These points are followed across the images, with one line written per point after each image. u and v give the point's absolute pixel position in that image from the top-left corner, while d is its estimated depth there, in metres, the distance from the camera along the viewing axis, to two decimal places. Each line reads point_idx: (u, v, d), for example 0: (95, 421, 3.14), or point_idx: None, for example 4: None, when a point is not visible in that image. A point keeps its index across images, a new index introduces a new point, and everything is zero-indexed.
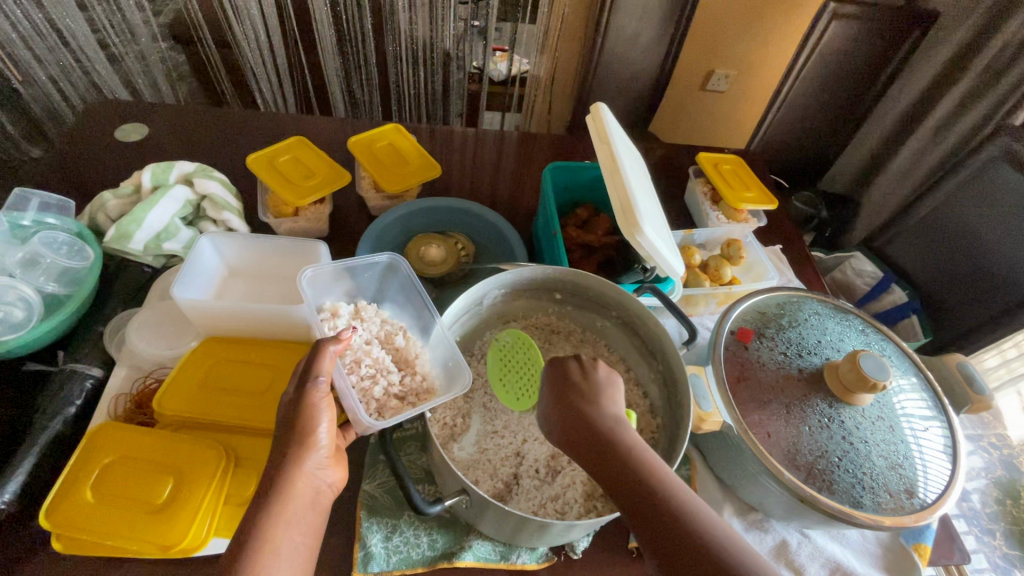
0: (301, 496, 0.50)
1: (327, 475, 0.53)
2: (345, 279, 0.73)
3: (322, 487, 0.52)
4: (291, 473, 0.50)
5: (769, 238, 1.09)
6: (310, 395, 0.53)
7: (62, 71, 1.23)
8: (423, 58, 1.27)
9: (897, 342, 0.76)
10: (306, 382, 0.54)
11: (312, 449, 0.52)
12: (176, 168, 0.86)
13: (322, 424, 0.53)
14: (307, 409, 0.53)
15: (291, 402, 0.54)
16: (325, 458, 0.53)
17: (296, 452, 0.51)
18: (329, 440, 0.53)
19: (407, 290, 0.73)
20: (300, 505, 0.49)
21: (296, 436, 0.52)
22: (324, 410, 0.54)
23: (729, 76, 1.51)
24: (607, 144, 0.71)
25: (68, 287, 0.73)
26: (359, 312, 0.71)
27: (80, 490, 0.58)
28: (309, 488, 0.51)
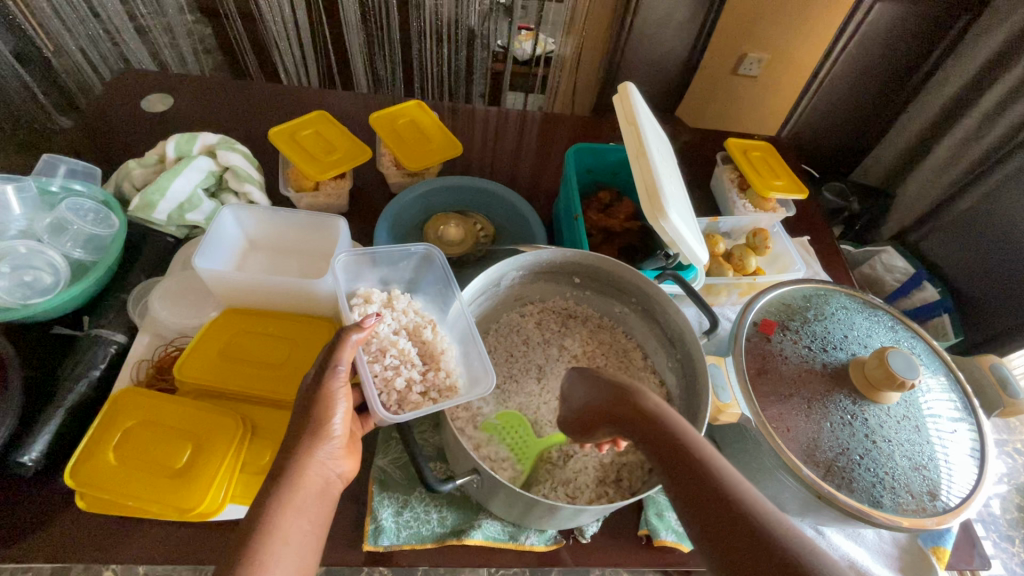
0: (311, 486, 0.50)
1: (339, 465, 0.53)
2: (381, 265, 0.72)
3: (333, 477, 0.53)
4: (300, 462, 0.50)
5: (796, 228, 1.06)
6: (328, 385, 0.54)
7: (91, 41, 1.24)
8: (447, 34, 1.25)
9: (927, 340, 0.73)
10: (325, 370, 0.54)
11: (324, 439, 0.52)
12: (200, 139, 0.86)
13: (337, 413, 0.53)
14: (324, 399, 0.53)
15: (307, 389, 0.54)
16: (336, 449, 0.53)
17: (308, 444, 0.51)
18: (342, 429, 0.54)
19: (442, 282, 0.72)
20: (309, 493, 0.50)
21: (310, 428, 0.52)
22: (340, 399, 0.54)
23: (762, 60, 1.42)
24: (634, 126, 0.69)
25: (94, 254, 0.75)
26: (392, 300, 0.69)
27: (104, 451, 0.60)
28: (319, 477, 0.51)
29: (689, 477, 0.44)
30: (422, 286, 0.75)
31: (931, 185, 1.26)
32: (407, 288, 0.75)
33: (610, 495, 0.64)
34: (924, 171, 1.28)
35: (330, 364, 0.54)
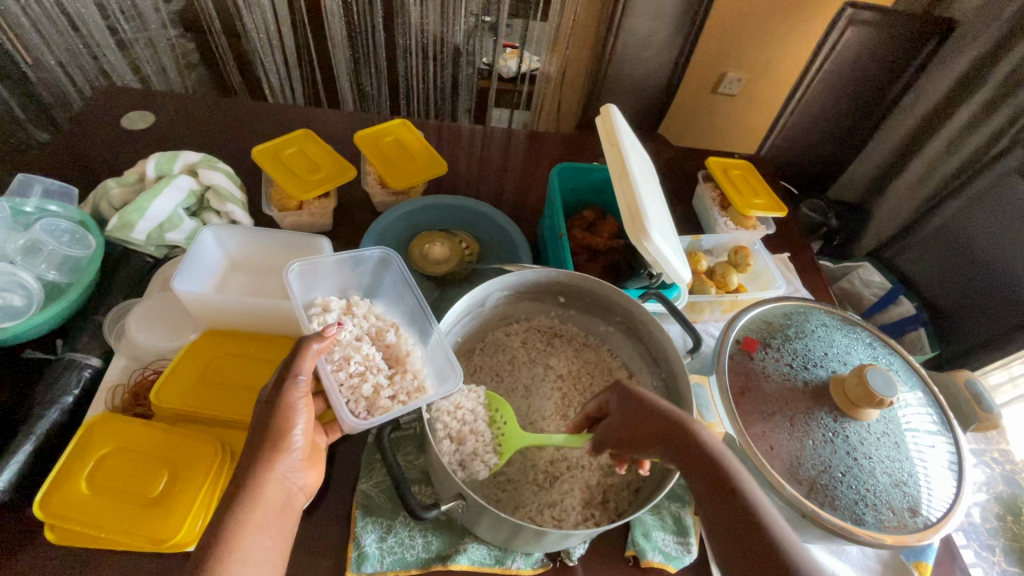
0: (271, 500, 0.49)
1: (299, 478, 0.52)
2: (338, 272, 0.71)
3: (293, 490, 0.52)
4: (259, 478, 0.49)
5: (776, 246, 1.08)
6: (288, 395, 0.53)
7: (71, 56, 1.22)
8: (433, 52, 1.26)
9: (904, 357, 0.74)
10: (284, 380, 0.53)
11: (285, 452, 0.51)
12: (181, 158, 0.85)
13: (297, 425, 0.52)
14: (283, 411, 0.52)
15: (266, 402, 0.53)
16: (297, 462, 0.52)
17: (267, 457, 0.50)
18: (303, 442, 0.53)
19: (405, 286, 0.73)
20: (270, 510, 0.48)
21: (270, 441, 0.51)
22: (301, 411, 0.53)
23: (740, 79, 1.52)
24: (616, 148, 0.70)
25: (69, 275, 0.73)
26: (350, 307, 0.69)
27: (75, 481, 0.58)
28: (279, 492, 0.50)
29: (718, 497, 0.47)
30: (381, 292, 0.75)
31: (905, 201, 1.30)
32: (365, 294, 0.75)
33: (597, 517, 0.63)
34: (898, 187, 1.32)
35: (290, 373, 0.54)
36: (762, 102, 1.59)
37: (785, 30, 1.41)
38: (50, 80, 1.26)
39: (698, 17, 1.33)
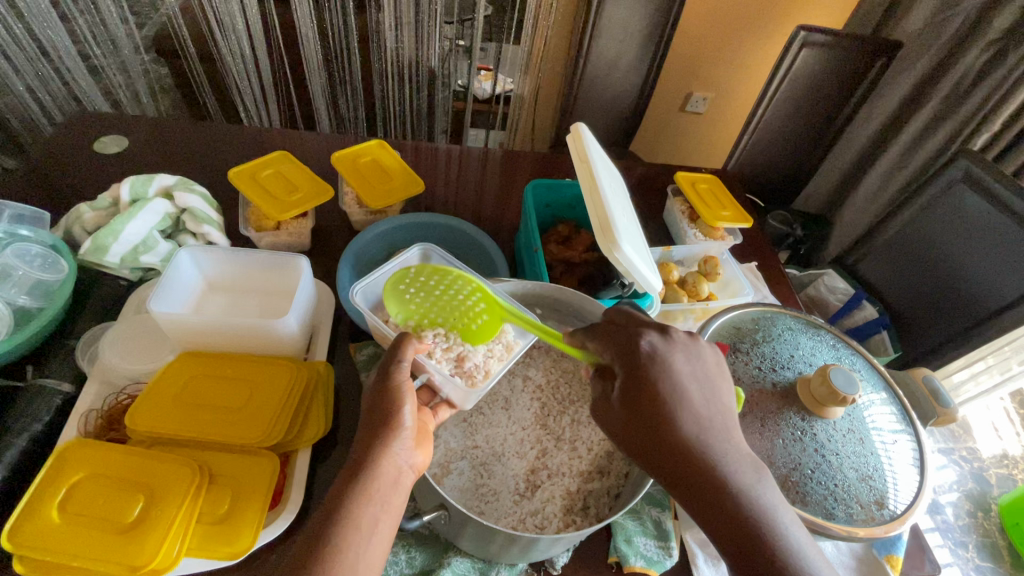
0: (385, 475, 0.52)
1: (410, 457, 0.55)
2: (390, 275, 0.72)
3: (403, 468, 0.54)
4: (376, 455, 0.53)
5: (745, 256, 1.12)
6: (397, 378, 0.56)
7: (42, 81, 1.22)
8: (409, 75, 1.29)
9: (866, 357, 0.78)
10: (390, 367, 0.57)
11: (396, 433, 0.54)
12: (156, 181, 0.85)
13: (407, 408, 0.56)
14: (393, 392, 0.56)
15: (376, 385, 0.57)
16: (409, 442, 0.55)
17: (383, 436, 0.54)
18: (412, 424, 0.56)
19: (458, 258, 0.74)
20: (382, 484, 0.52)
21: (382, 420, 0.55)
22: (408, 395, 0.56)
23: (706, 98, 1.59)
24: (586, 163, 0.72)
25: (40, 300, 0.71)
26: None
27: (46, 510, 0.56)
28: (392, 469, 0.53)
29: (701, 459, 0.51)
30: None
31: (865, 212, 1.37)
32: None
33: (578, 523, 0.64)
34: None
35: (396, 359, 0.57)
36: (727, 119, 1.67)
37: (745, 52, 1.49)
38: (17, 105, 1.24)
39: (663, 41, 1.38)
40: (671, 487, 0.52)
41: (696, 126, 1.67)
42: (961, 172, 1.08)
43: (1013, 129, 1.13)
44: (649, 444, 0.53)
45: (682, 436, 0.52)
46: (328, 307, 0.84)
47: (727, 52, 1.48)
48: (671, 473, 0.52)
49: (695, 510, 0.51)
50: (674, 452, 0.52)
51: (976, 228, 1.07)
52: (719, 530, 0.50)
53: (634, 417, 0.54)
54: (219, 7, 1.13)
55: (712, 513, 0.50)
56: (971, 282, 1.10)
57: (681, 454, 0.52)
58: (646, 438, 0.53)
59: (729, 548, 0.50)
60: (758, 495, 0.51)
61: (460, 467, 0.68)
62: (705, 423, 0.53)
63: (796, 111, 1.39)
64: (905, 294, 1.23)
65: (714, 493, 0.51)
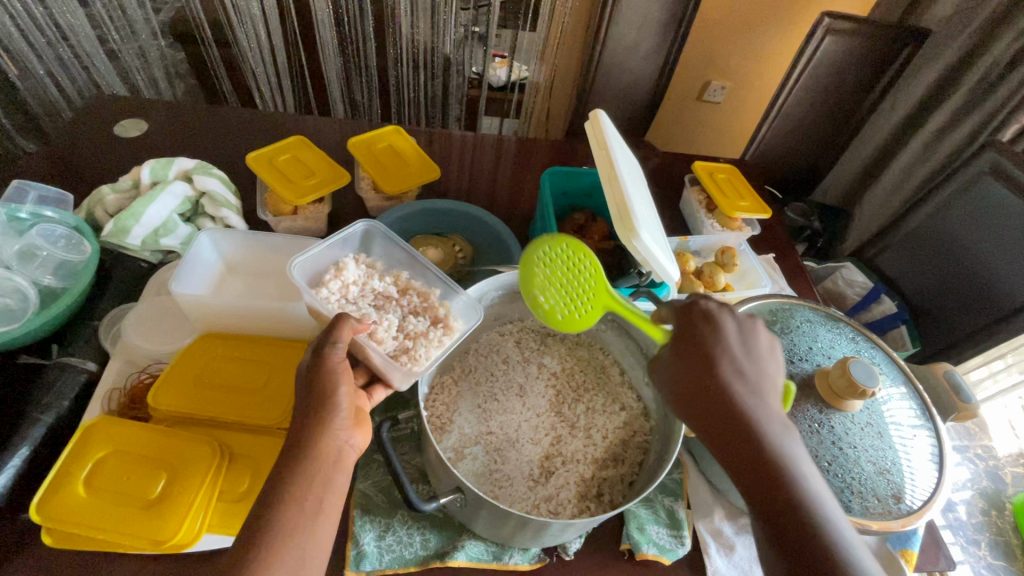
0: (328, 453, 0.52)
1: (350, 437, 0.55)
2: (327, 251, 0.70)
3: (345, 446, 0.54)
4: (316, 431, 0.52)
5: (762, 247, 1.11)
6: (329, 358, 0.55)
7: (62, 65, 1.23)
8: (424, 61, 1.28)
9: (886, 350, 0.77)
10: (323, 348, 0.55)
11: (332, 414, 0.53)
12: (176, 164, 0.86)
13: (341, 388, 0.55)
14: (326, 372, 0.55)
15: (310, 364, 0.56)
16: (346, 422, 0.55)
17: (321, 413, 0.53)
18: (348, 404, 0.55)
19: (397, 239, 0.73)
20: (326, 462, 0.52)
21: (319, 399, 0.54)
22: (342, 375, 0.55)
23: (724, 87, 1.56)
24: (605, 151, 0.72)
25: (64, 280, 0.73)
26: (341, 271, 0.68)
27: (73, 484, 0.58)
28: (334, 446, 0.53)
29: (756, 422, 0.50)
30: (374, 250, 0.75)
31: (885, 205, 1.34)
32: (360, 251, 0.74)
33: (592, 510, 0.65)
34: None
35: (329, 340, 0.55)
36: (745, 109, 1.64)
37: (765, 40, 1.46)
38: (38, 89, 1.26)
39: (681, 28, 1.36)
40: (724, 454, 0.50)
41: (713, 116, 1.64)
42: (987, 165, 1.05)
43: None
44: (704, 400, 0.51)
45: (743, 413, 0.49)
46: None
47: (747, 40, 1.45)
48: (723, 428, 0.50)
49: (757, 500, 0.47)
50: (736, 430, 0.49)
51: (1000, 223, 1.05)
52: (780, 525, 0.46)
53: (691, 392, 0.52)
54: None
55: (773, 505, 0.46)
56: (994, 277, 1.08)
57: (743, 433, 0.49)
58: (704, 417, 0.51)
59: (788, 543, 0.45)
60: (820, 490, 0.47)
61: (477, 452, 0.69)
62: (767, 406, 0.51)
63: (817, 101, 1.36)
64: (924, 289, 1.21)
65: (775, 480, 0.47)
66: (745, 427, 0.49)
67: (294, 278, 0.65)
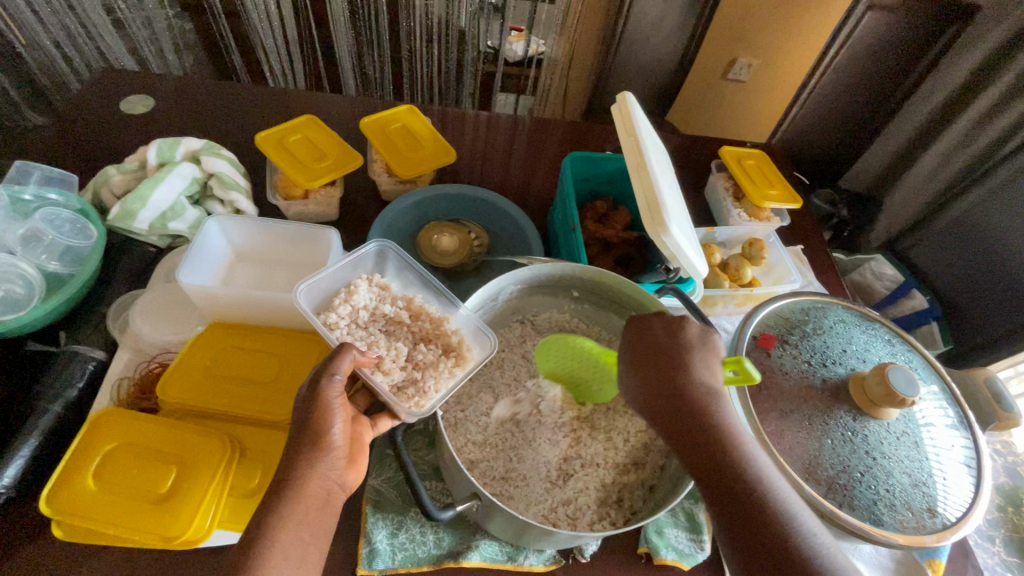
0: (314, 497, 0.49)
1: (340, 478, 0.51)
2: (338, 273, 0.67)
3: (334, 488, 0.51)
4: (302, 474, 0.49)
5: (790, 237, 1.06)
6: (324, 395, 0.51)
7: (68, 35, 1.19)
8: (438, 35, 1.22)
9: (923, 353, 0.73)
10: (321, 381, 0.52)
11: (324, 453, 0.50)
12: (183, 144, 0.83)
13: (336, 424, 0.51)
14: (321, 409, 0.51)
15: (304, 399, 0.52)
16: (338, 462, 0.51)
17: (308, 456, 0.49)
18: (343, 440, 0.52)
19: (411, 259, 0.70)
20: (311, 506, 0.48)
21: (308, 439, 0.50)
22: (338, 412, 0.52)
23: (752, 65, 1.48)
24: (633, 137, 0.67)
25: (71, 266, 0.71)
26: (350, 295, 0.65)
27: (82, 477, 0.57)
28: (321, 490, 0.49)
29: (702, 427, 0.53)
30: (389, 271, 0.72)
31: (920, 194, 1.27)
32: (375, 269, 0.72)
33: (611, 517, 0.63)
34: (912, 177, 1.27)
35: (326, 374, 0.52)
36: (773, 88, 1.56)
37: (798, 16, 1.37)
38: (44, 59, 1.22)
39: None
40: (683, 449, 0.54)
41: (739, 95, 1.57)
42: None
43: None
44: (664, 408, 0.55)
45: (703, 419, 0.53)
46: None
47: (780, 15, 1.37)
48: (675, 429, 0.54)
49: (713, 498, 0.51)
50: (692, 435, 0.53)
51: None
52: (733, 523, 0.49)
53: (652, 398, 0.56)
54: None
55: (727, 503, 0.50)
56: None
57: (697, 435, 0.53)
58: (663, 424, 0.55)
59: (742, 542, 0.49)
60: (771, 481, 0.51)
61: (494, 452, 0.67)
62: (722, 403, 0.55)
63: None
64: (956, 283, 1.16)
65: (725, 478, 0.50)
66: (696, 428, 0.53)
67: (300, 303, 0.62)
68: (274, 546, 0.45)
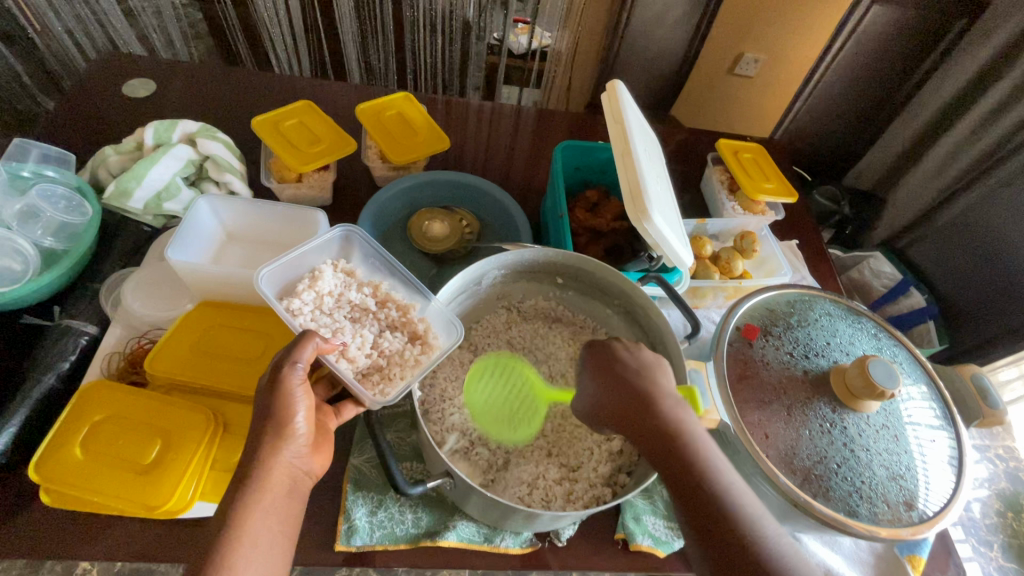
0: (278, 485, 0.49)
1: (305, 464, 0.52)
2: (302, 257, 0.67)
3: (299, 475, 0.52)
4: (264, 463, 0.49)
5: (785, 232, 1.06)
6: (286, 382, 0.51)
7: (80, 24, 1.21)
8: (442, 25, 1.23)
9: (909, 348, 0.72)
10: (282, 369, 0.51)
11: (288, 439, 0.50)
12: (179, 126, 0.84)
13: (298, 412, 0.51)
14: (282, 398, 0.51)
15: (265, 388, 0.52)
16: (302, 449, 0.52)
17: (272, 444, 0.50)
18: (306, 427, 0.52)
19: (377, 245, 0.70)
20: (277, 496, 0.49)
21: (272, 428, 0.50)
22: (300, 398, 0.52)
23: (758, 60, 1.47)
24: (620, 125, 0.67)
25: (65, 242, 0.72)
26: (314, 281, 0.65)
27: (70, 446, 0.58)
28: (286, 478, 0.50)
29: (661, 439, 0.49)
30: (354, 256, 0.72)
31: None
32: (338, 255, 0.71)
33: (583, 497, 0.63)
34: (915, 176, 1.25)
35: (288, 362, 0.51)
36: (779, 85, 1.54)
37: (805, 11, 1.35)
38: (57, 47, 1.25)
39: None
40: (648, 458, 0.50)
41: (745, 91, 1.55)
42: None
43: None
44: (627, 417, 0.52)
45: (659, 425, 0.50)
46: None
47: (786, 8, 1.35)
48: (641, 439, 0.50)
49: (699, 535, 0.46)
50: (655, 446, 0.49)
51: None
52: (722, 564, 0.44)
53: (624, 422, 0.52)
54: None
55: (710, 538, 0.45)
56: None
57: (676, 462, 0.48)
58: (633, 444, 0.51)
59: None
60: (755, 506, 0.46)
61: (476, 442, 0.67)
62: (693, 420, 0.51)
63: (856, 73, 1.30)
64: (957, 284, 1.15)
65: (709, 508, 0.46)
66: (663, 446, 0.49)
67: (264, 289, 0.62)
68: (241, 537, 0.46)
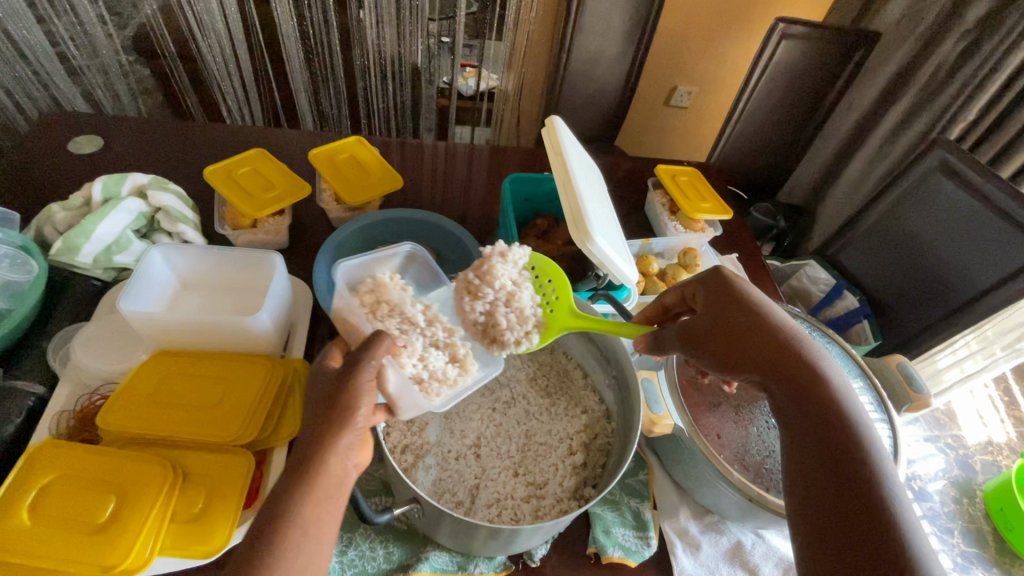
0: (332, 476, 0.48)
1: (356, 456, 0.51)
2: (366, 264, 0.69)
3: (351, 466, 0.51)
4: (322, 451, 0.49)
5: (725, 247, 1.13)
6: (356, 377, 0.51)
7: (19, 84, 1.20)
8: (392, 71, 1.28)
9: (842, 344, 0.78)
10: (359, 360, 0.52)
11: (344, 429, 0.50)
12: (130, 180, 0.84)
13: (363, 407, 0.51)
14: (348, 390, 0.51)
15: (335, 379, 0.53)
16: (357, 442, 0.51)
17: (333, 431, 0.49)
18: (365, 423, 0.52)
19: (429, 264, 0.73)
20: (330, 485, 0.48)
21: (336, 417, 0.50)
22: (366, 394, 0.52)
23: (691, 92, 1.59)
24: (560, 156, 0.72)
25: (7, 301, 0.71)
26: (379, 284, 0.66)
27: (15, 512, 0.56)
28: (340, 470, 0.49)
29: (786, 361, 0.56)
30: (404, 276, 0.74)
31: (847, 202, 1.38)
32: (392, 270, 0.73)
33: (550, 512, 0.65)
34: None
35: (364, 356, 0.52)
36: (712, 113, 1.67)
37: (728, 44, 1.49)
38: None
39: (646, 38, 1.38)
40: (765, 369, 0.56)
41: (682, 121, 1.67)
42: (937, 162, 1.09)
43: (991, 115, 1.13)
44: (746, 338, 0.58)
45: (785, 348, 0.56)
46: (304, 305, 0.84)
47: (710, 45, 1.48)
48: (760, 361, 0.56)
49: (817, 448, 0.51)
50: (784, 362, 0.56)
51: (957, 218, 1.07)
52: (825, 477, 0.49)
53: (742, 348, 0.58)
54: (198, 6, 1.12)
55: (822, 451, 0.50)
56: (950, 268, 1.10)
57: (801, 388, 0.54)
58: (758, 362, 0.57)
59: (833, 505, 0.47)
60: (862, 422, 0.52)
61: (526, 302, 0.63)
62: (843, 378, 0.55)
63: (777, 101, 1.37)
64: (884, 283, 1.24)
65: (826, 414, 0.52)
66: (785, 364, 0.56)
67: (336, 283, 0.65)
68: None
